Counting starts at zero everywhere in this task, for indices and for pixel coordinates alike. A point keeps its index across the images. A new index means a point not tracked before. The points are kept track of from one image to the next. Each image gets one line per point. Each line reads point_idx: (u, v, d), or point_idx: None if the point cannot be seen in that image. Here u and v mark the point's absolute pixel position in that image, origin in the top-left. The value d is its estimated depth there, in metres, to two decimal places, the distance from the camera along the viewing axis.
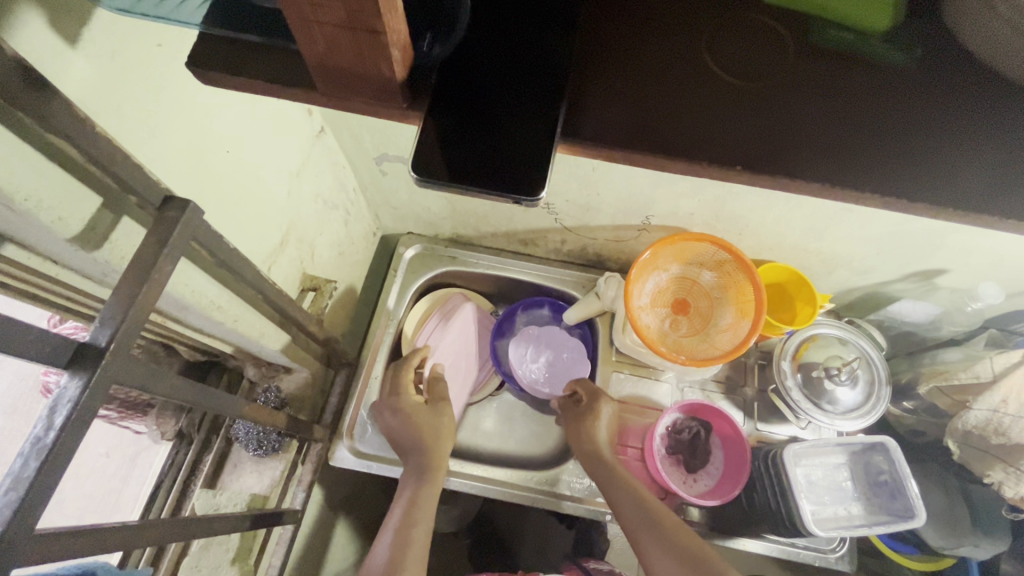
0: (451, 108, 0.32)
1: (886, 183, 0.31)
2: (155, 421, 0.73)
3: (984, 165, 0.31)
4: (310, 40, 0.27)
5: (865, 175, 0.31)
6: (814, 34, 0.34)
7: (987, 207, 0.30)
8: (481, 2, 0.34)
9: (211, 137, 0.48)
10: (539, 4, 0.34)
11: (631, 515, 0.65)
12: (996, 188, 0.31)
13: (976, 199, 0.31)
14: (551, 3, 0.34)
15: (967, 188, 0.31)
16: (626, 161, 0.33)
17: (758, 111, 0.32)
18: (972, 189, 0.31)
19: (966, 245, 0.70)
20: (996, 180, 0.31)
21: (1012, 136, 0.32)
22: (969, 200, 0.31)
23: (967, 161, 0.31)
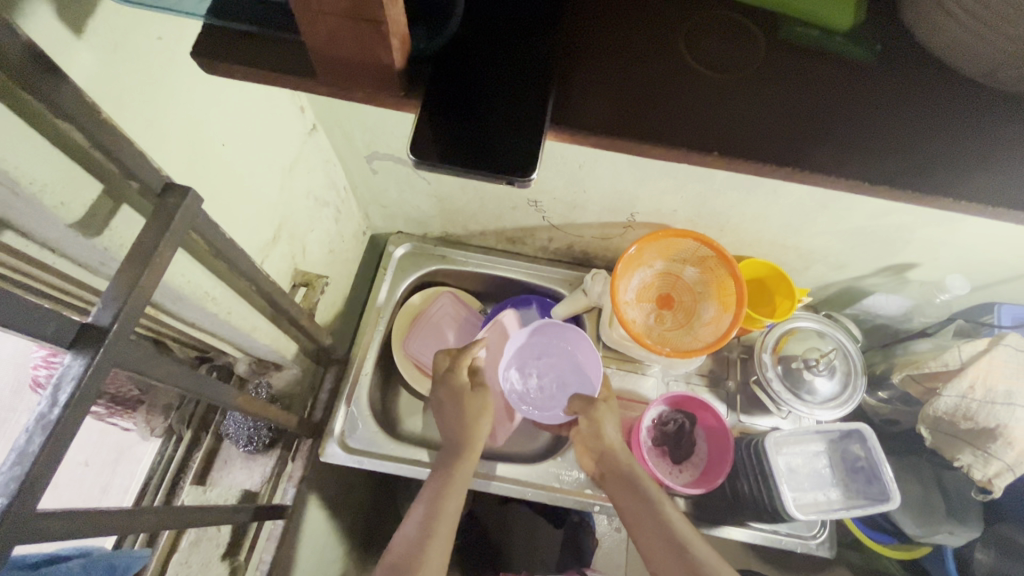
0: (443, 97, 0.34)
1: (851, 168, 0.34)
2: (144, 417, 0.75)
3: (939, 152, 0.34)
4: (313, 30, 0.29)
5: (834, 160, 0.34)
6: (783, 31, 0.37)
7: (942, 189, 0.33)
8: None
9: (208, 129, 0.49)
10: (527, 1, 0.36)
11: (648, 532, 0.63)
12: (950, 171, 0.34)
13: (932, 182, 0.33)
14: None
15: (923, 171, 0.34)
16: (612, 148, 0.35)
17: (733, 101, 0.35)
18: (929, 172, 0.34)
19: (932, 239, 0.74)
20: (950, 165, 0.34)
21: (966, 124, 0.35)
22: (924, 182, 0.33)
23: (923, 148, 0.34)
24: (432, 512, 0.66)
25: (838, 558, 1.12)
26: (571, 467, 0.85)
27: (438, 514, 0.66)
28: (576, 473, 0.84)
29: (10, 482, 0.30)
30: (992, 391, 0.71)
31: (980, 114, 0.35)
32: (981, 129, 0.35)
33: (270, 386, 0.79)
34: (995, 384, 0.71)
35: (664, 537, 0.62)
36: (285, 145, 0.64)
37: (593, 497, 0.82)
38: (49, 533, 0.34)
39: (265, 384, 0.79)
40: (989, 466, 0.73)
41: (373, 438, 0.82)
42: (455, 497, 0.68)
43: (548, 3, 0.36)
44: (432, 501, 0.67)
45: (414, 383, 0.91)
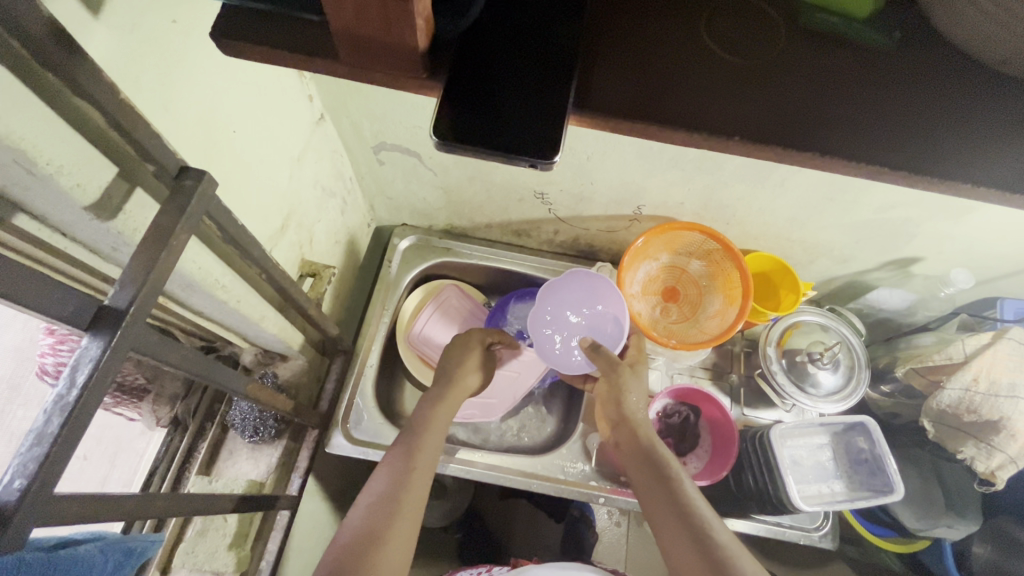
0: (464, 84, 0.33)
1: (871, 153, 0.34)
2: (150, 407, 0.75)
3: (957, 138, 0.34)
4: (339, 8, 0.28)
5: (854, 146, 0.34)
6: (802, 18, 0.37)
7: (958, 174, 0.33)
8: None
9: (220, 115, 0.49)
10: None
11: (658, 502, 0.61)
12: (967, 157, 0.34)
13: (950, 167, 0.33)
14: None
15: (941, 156, 0.34)
16: (634, 133, 0.35)
17: (753, 85, 0.35)
18: (948, 158, 0.34)
19: (937, 233, 0.75)
20: (969, 151, 0.34)
21: (985, 110, 0.35)
22: (943, 168, 0.33)
23: (942, 133, 0.34)
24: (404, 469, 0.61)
25: (837, 552, 1.12)
26: (576, 459, 0.85)
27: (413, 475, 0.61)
28: (580, 465, 0.85)
29: (30, 463, 0.30)
30: (995, 384, 0.72)
31: (1000, 101, 0.35)
32: (1000, 115, 0.35)
33: (275, 376, 0.79)
34: (998, 377, 0.72)
35: (674, 508, 0.59)
36: (293, 133, 0.64)
37: (597, 490, 0.82)
38: (64, 516, 0.34)
39: (271, 374, 0.79)
40: (992, 458, 0.73)
41: (379, 430, 0.82)
42: (431, 460, 0.64)
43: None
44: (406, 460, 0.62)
45: (417, 375, 0.91)
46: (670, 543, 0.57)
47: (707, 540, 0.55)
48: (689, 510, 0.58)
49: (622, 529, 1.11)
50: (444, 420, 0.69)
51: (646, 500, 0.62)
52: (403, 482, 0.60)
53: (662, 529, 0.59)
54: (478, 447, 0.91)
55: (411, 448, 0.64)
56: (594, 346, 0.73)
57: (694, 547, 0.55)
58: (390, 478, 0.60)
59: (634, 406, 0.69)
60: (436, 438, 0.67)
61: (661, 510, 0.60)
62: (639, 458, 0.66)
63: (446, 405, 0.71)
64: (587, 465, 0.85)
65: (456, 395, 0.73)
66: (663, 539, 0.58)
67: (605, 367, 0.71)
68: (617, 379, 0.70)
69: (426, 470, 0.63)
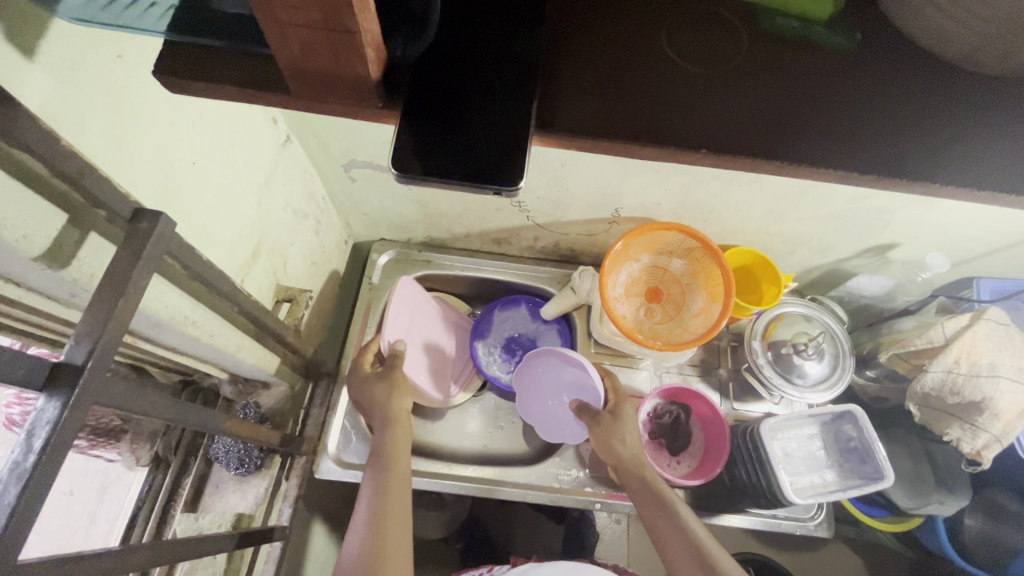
0: (423, 108, 0.31)
1: (840, 157, 0.33)
2: (129, 446, 0.70)
3: (923, 138, 0.34)
4: (284, 43, 0.27)
5: (820, 153, 0.33)
6: (762, 23, 0.36)
7: (927, 176, 0.33)
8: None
9: (178, 148, 0.47)
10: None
11: (662, 526, 0.66)
12: (936, 154, 0.34)
13: (921, 169, 0.33)
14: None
15: (910, 156, 0.34)
16: (597, 150, 0.34)
17: (718, 97, 0.34)
18: (918, 157, 0.34)
19: (912, 219, 0.75)
20: (936, 147, 0.34)
21: (949, 107, 0.35)
22: (907, 171, 0.33)
23: (909, 133, 0.34)
24: (384, 485, 0.65)
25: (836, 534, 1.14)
26: (570, 466, 0.85)
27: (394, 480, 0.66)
28: (574, 472, 0.84)
29: None
30: (976, 364, 0.73)
31: (964, 97, 0.35)
32: (964, 110, 0.35)
33: (258, 406, 0.77)
34: (979, 358, 0.73)
35: (679, 533, 0.64)
36: (257, 158, 0.62)
37: (593, 496, 0.82)
38: None
39: (253, 404, 0.77)
40: (978, 438, 0.74)
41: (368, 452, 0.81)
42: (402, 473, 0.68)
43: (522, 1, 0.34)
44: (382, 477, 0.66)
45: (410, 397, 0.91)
46: (669, 553, 0.65)
47: (706, 556, 0.62)
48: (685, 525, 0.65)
49: (622, 527, 1.11)
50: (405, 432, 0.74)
51: (642, 514, 0.69)
52: (386, 491, 0.65)
53: (667, 550, 0.65)
54: (471, 461, 0.90)
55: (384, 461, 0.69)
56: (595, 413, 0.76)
57: (692, 560, 0.62)
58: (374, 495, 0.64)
59: (627, 444, 0.73)
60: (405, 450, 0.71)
61: (667, 535, 0.65)
62: (642, 488, 0.70)
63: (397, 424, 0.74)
64: (582, 472, 0.84)
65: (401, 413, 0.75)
66: (669, 559, 0.65)
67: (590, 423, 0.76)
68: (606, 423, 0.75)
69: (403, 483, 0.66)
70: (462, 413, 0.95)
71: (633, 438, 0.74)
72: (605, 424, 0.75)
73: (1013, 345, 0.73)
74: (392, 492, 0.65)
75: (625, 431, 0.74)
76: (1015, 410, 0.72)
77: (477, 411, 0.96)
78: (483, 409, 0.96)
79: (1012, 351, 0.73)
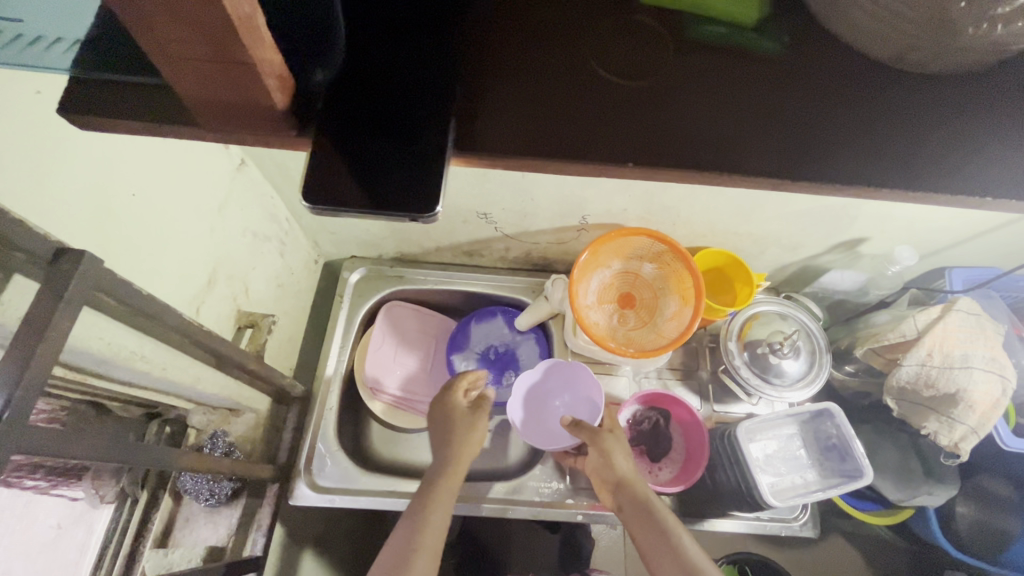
0: (340, 131, 0.31)
1: (771, 165, 0.33)
2: (91, 483, 0.65)
3: (856, 140, 0.33)
4: (179, 75, 0.27)
5: (750, 164, 0.33)
6: (689, 30, 0.36)
7: (858, 178, 0.33)
8: (361, 19, 0.33)
9: (113, 183, 0.46)
10: (425, 18, 0.34)
11: (660, 557, 0.64)
12: (865, 158, 0.33)
13: (852, 173, 0.33)
14: (439, 17, 0.34)
15: (838, 162, 0.33)
16: (522, 168, 0.33)
17: (645, 109, 0.34)
18: (849, 162, 0.33)
19: (878, 214, 0.75)
20: (868, 150, 0.33)
21: (881, 109, 0.34)
22: (839, 175, 0.33)
23: (840, 134, 0.34)
24: (415, 537, 0.61)
25: (834, 530, 1.13)
26: (550, 479, 0.84)
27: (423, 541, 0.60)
28: (554, 484, 0.83)
29: None
30: (949, 356, 0.73)
31: (894, 95, 0.34)
32: (896, 106, 0.34)
33: (226, 435, 0.75)
34: (951, 349, 0.73)
35: (676, 563, 0.62)
36: (206, 185, 0.60)
37: (575, 508, 0.81)
38: None
39: (222, 434, 0.74)
40: (954, 430, 0.73)
41: (343, 475, 0.82)
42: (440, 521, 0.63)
43: (440, 20, 0.34)
44: (413, 526, 0.62)
45: (393, 420, 0.91)
46: None
47: None
48: (682, 554, 0.63)
49: (617, 533, 1.10)
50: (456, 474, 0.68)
51: (640, 544, 0.66)
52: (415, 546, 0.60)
53: None
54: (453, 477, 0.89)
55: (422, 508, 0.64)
56: (585, 427, 0.76)
57: None
58: (401, 546, 0.60)
59: (620, 466, 0.72)
60: (450, 493, 0.66)
61: (664, 564, 0.63)
62: (638, 515, 0.68)
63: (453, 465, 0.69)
64: (562, 483, 0.83)
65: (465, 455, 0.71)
66: None
67: (590, 440, 0.74)
68: (600, 446, 0.74)
69: (436, 534, 0.62)
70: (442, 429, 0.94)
71: (626, 461, 0.73)
72: (598, 446, 0.74)
73: (984, 335, 0.73)
74: (419, 544, 0.60)
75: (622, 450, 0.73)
76: (990, 400, 0.71)
77: None
78: None
79: (983, 342, 0.73)
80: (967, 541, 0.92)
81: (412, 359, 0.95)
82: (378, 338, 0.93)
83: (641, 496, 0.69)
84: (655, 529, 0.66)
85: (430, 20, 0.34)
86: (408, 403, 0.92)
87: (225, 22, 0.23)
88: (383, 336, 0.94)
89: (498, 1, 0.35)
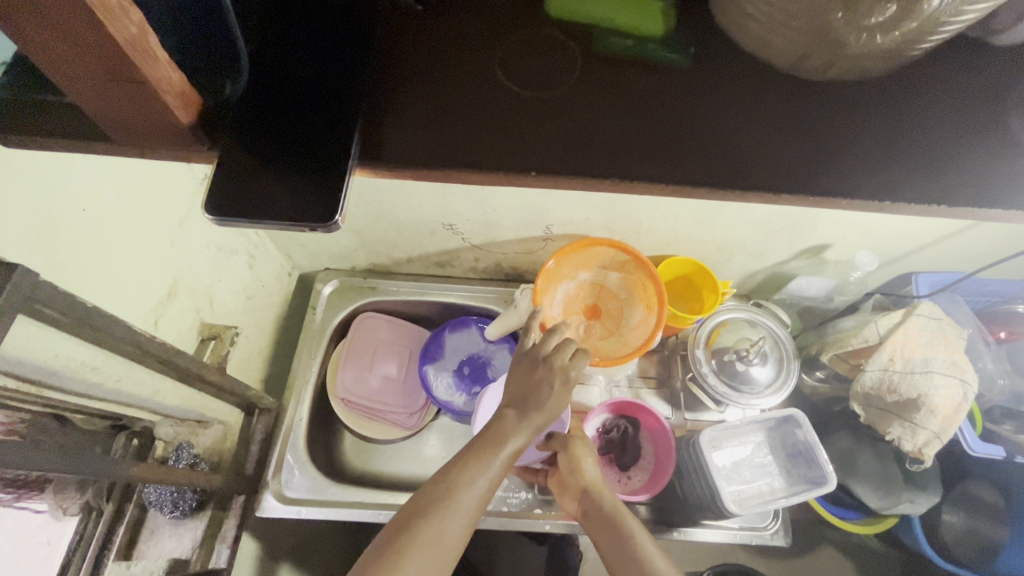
0: (256, 151, 0.40)
1: (636, 164, 0.42)
2: (55, 496, 0.62)
3: (722, 130, 0.44)
4: (88, 96, 0.35)
5: (631, 167, 0.42)
6: (597, 43, 0.46)
7: (713, 178, 0.43)
8: (301, 53, 0.43)
9: (59, 201, 0.48)
10: (353, 58, 0.44)
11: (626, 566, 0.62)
12: (708, 162, 0.43)
13: (708, 171, 0.43)
14: (361, 58, 0.44)
15: (692, 164, 0.43)
16: (420, 176, 0.43)
17: (539, 117, 0.44)
18: (704, 166, 0.43)
19: (836, 221, 0.75)
20: (735, 135, 0.44)
21: (743, 114, 0.45)
22: (693, 173, 0.43)
23: (702, 132, 0.44)
24: (461, 480, 0.52)
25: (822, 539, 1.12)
26: (518, 488, 0.83)
27: (467, 487, 0.51)
28: (523, 494, 0.83)
29: None
30: (910, 361, 0.73)
31: (756, 97, 0.46)
32: (756, 103, 0.46)
33: (192, 447, 0.75)
34: (911, 355, 0.73)
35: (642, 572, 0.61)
36: (166, 201, 0.61)
37: (543, 517, 0.82)
38: None
39: (187, 447, 0.74)
40: (917, 435, 0.73)
41: (312, 484, 0.84)
42: (494, 476, 0.53)
43: (360, 59, 0.44)
44: (462, 470, 0.53)
45: (366, 431, 0.92)
46: None
47: None
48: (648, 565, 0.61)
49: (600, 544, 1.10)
50: (527, 432, 0.55)
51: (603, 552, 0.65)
52: (458, 491, 0.51)
53: None
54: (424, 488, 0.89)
55: (480, 456, 0.53)
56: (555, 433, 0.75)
57: None
58: (444, 484, 0.52)
59: (587, 472, 0.71)
60: (516, 448, 0.54)
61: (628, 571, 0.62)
62: (603, 522, 0.67)
63: (527, 420, 0.56)
64: (530, 493, 0.83)
65: (552, 408, 0.56)
66: None
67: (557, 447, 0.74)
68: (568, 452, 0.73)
69: (483, 490, 0.52)
70: (415, 439, 0.94)
71: (594, 467, 0.72)
72: (566, 452, 0.73)
73: (945, 339, 0.74)
74: (461, 490, 0.51)
75: (589, 456, 0.73)
76: (952, 404, 0.71)
77: (431, 436, 0.95)
78: (437, 434, 0.95)
79: (943, 346, 0.73)
80: (953, 548, 0.91)
81: (384, 371, 0.95)
82: (351, 350, 0.94)
83: (607, 504, 0.68)
84: (622, 536, 0.64)
85: (355, 58, 0.44)
86: (382, 416, 0.93)
87: (112, 45, 0.30)
88: (353, 351, 0.95)
89: (442, 29, 0.46)
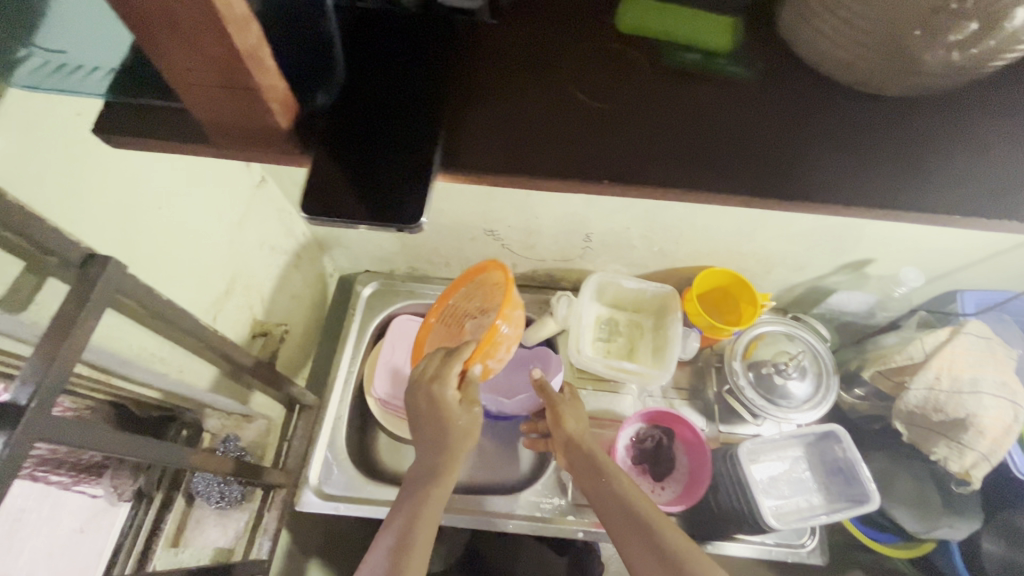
0: (339, 156, 0.41)
1: (712, 174, 0.42)
2: (111, 481, 0.70)
3: (799, 144, 0.43)
4: (196, 99, 0.37)
5: (708, 178, 0.41)
6: (667, 57, 0.46)
7: (786, 189, 0.41)
8: (380, 65, 0.45)
9: (139, 200, 0.51)
10: (432, 70, 0.45)
11: (610, 508, 0.63)
12: (786, 173, 0.42)
13: (784, 182, 0.42)
14: (439, 70, 0.45)
15: (766, 173, 0.42)
16: (495, 183, 0.43)
17: (612, 128, 0.44)
18: (780, 175, 0.42)
19: (881, 236, 0.74)
20: (809, 150, 0.43)
21: (822, 128, 0.43)
22: (769, 184, 0.42)
23: (779, 144, 0.43)
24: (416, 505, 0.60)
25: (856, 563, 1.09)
26: (552, 494, 0.84)
27: (423, 510, 0.60)
28: (557, 500, 0.83)
29: None
30: (957, 380, 0.72)
31: (835, 108, 0.44)
32: (836, 115, 0.44)
33: (238, 440, 0.78)
34: (960, 373, 0.72)
35: (625, 511, 0.62)
36: (227, 201, 0.64)
37: (576, 524, 0.82)
38: None
39: (233, 438, 0.77)
40: (964, 457, 0.72)
41: (350, 482, 0.85)
42: (437, 497, 0.62)
43: (440, 70, 0.45)
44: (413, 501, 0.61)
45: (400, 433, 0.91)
46: (618, 534, 0.61)
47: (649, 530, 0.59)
48: (627, 501, 0.62)
49: None
50: (457, 449, 0.64)
51: (591, 498, 0.66)
52: (415, 516, 0.59)
53: (619, 533, 0.61)
54: None
55: (424, 485, 0.62)
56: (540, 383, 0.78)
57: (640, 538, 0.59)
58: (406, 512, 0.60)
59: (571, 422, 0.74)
60: (447, 473, 0.63)
61: (610, 508, 0.63)
62: (588, 470, 0.69)
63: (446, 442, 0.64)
64: (564, 499, 0.83)
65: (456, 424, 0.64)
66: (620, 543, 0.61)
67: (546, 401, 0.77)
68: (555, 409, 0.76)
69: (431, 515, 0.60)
70: None
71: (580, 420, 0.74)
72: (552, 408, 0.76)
73: (993, 359, 0.73)
74: (422, 512, 0.60)
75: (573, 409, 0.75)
76: (1001, 425, 0.70)
77: None
78: None
79: (993, 366, 0.72)
80: None
81: None
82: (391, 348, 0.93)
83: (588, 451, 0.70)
84: (603, 479, 0.66)
85: (435, 71, 0.45)
86: None
87: (232, 56, 0.32)
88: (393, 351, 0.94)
89: (512, 41, 0.47)
